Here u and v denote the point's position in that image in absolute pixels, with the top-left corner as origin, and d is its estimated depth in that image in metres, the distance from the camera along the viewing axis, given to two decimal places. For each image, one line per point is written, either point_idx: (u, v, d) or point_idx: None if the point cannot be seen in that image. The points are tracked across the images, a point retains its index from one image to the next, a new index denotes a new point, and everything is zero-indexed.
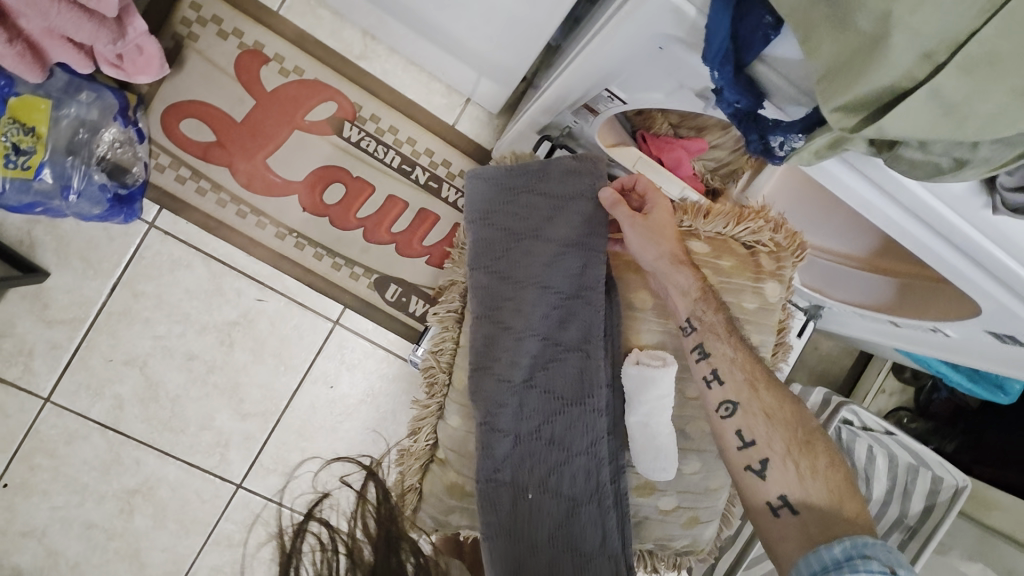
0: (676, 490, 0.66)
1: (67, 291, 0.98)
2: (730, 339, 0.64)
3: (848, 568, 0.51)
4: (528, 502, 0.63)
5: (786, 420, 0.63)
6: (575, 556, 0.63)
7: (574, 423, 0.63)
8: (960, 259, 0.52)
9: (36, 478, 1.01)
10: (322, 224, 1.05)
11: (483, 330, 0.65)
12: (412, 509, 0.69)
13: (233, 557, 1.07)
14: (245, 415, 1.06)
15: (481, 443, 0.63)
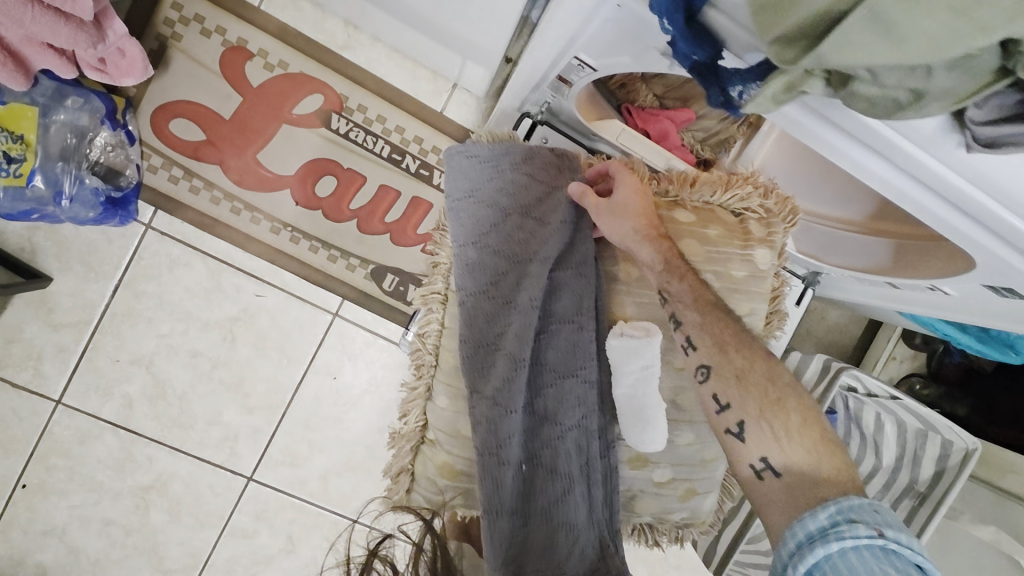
0: (670, 462, 0.65)
1: (70, 295, 1.00)
2: (696, 303, 0.60)
3: (834, 536, 0.46)
4: (521, 475, 0.61)
5: (760, 378, 0.56)
6: (567, 530, 0.60)
7: (566, 396, 0.62)
8: (939, 204, 0.49)
9: (53, 478, 1.03)
10: (315, 217, 1.05)
11: (480, 307, 0.61)
12: (406, 492, 0.66)
13: (249, 548, 1.10)
14: (252, 408, 1.07)
15: (487, 419, 0.58)
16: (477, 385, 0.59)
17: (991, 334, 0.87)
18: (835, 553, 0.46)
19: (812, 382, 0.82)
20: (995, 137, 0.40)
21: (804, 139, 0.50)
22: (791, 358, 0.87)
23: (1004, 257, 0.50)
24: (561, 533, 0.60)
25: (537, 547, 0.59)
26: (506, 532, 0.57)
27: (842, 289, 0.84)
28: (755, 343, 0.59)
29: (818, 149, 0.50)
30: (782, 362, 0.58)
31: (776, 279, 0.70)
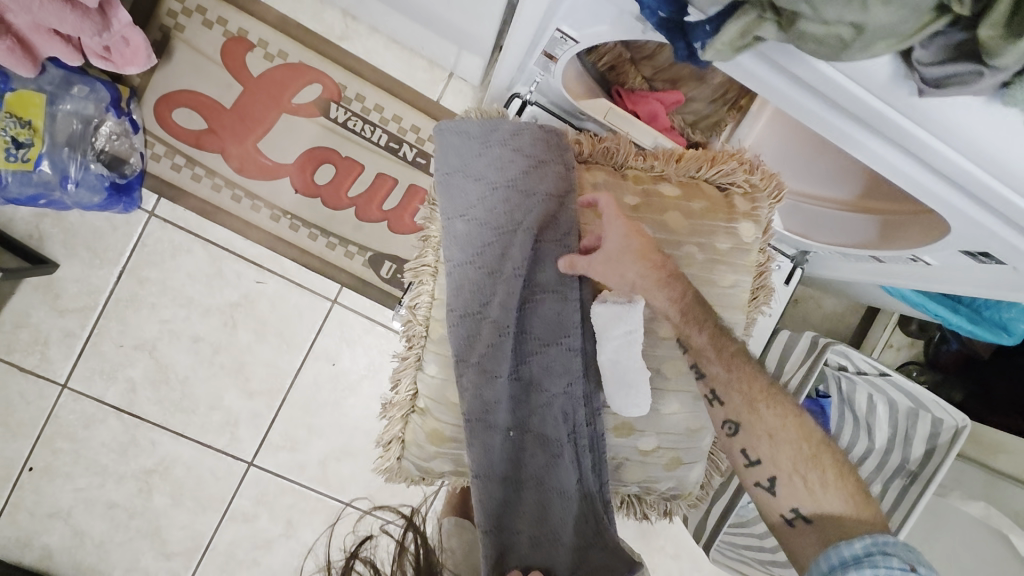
0: (656, 431, 0.66)
1: (76, 281, 1.03)
2: (724, 360, 0.61)
3: (867, 563, 0.52)
4: (509, 440, 0.63)
5: (792, 438, 0.59)
6: (559, 497, 0.64)
7: (551, 364, 0.62)
8: (895, 153, 0.49)
9: (59, 461, 1.06)
10: (314, 204, 1.07)
11: (465, 276, 0.61)
12: (398, 458, 0.68)
13: (249, 532, 1.11)
14: (252, 393, 1.09)
15: (473, 386, 0.60)
16: (462, 353, 0.60)
17: (983, 314, 0.87)
18: None
19: (799, 359, 0.81)
20: (943, 76, 0.41)
21: (765, 93, 0.51)
22: (781, 336, 0.86)
23: (958, 206, 0.51)
24: (550, 496, 0.64)
25: (528, 511, 0.64)
26: (495, 494, 0.62)
27: (831, 268, 0.84)
28: (785, 400, 0.61)
29: (777, 101, 0.51)
30: (811, 417, 0.61)
31: (761, 254, 0.70)
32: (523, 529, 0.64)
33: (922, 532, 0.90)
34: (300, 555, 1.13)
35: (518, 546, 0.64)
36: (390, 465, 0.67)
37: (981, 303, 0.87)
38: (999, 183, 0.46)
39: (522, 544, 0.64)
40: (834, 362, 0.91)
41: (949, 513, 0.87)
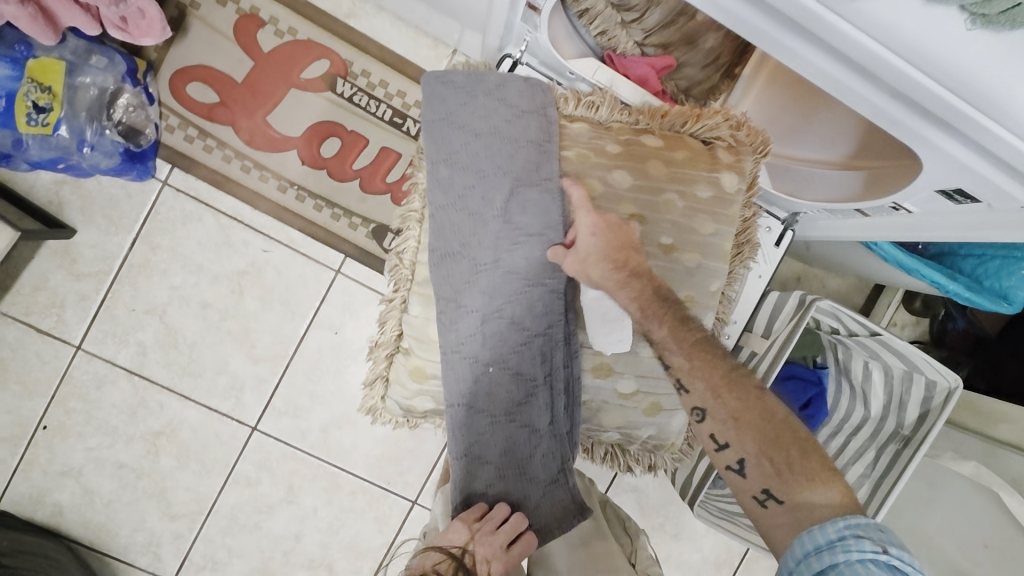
0: (635, 374, 0.68)
1: (92, 246, 1.07)
2: (685, 349, 0.60)
3: (841, 549, 0.49)
4: (488, 377, 0.66)
5: (757, 420, 0.57)
6: (528, 433, 0.68)
7: (535, 304, 0.65)
8: (850, 74, 0.47)
9: (72, 421, 1.10)
10: (320, 176, 1.11)
11: (449, 219, 0.65)
12: (383, 397, 0.73)
13: (252, 496, 1.14)
14: (257, 359, 1.12)
15: (448, 318, 0.64)
16: (442, 291, 0.64)
17: (983, 284, 0.88)
18: (842, 565, 0.48)
19: (787, 316, 0.83)
20: None
21: (717, 16, 0.49)
22: (769, 298, 0.87)
23: (915, 126, 0.49)
24: (518, 432, 0.68)
25: (496, 445, 0.68)
26: (466, 423, 0.67)
27: (820, 230, 0.85)
28: (749, 382, 0.59)
29: (729, 25, 0.49)
30: (774, 396, 0.59)
31: (746, 210, 0.74)
32: (491, 461, 0.69)
33: (919, 501, 0.89)
34: (300, 521, 1.15)
35: (485, 477, 0.69)
36: (376, 402, 0.72)
37: (981, 271, 0.88)
38: (954, 97, 0.43)
39: (488, 475, 0.69)
40: (826, 326, 0.92)
41: (946, 480, 0.86)
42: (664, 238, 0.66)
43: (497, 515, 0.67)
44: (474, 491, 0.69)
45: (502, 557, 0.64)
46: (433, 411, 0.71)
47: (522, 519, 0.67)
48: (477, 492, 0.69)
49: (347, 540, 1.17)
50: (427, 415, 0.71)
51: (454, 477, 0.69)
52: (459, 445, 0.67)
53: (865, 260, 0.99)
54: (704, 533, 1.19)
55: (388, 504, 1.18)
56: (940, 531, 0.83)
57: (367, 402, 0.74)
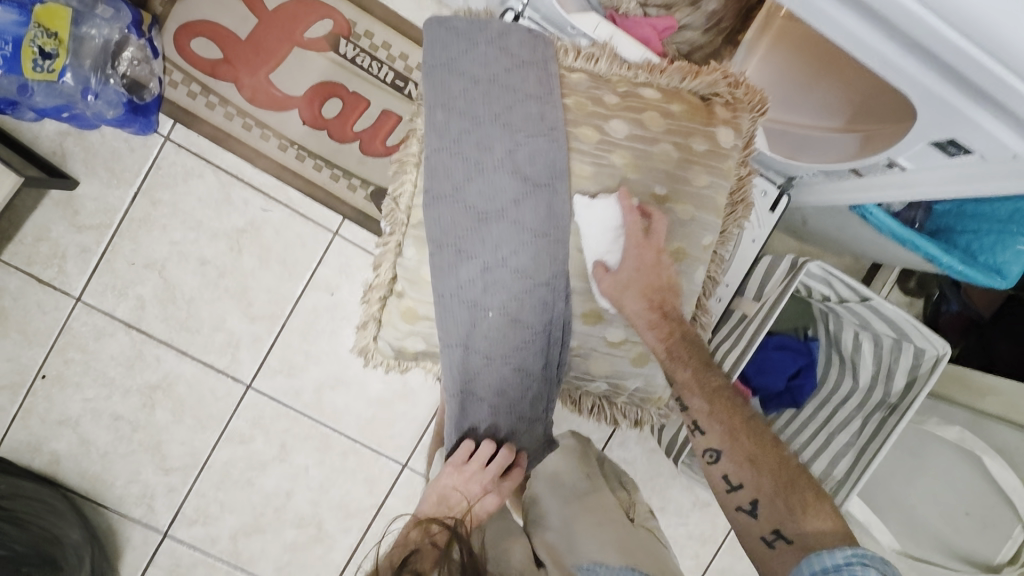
0: (624, 323, 0.69)
1: (93, 199, 1.08)
2: (705, 393, 0.65)
3: (847, 574, 0.50)
4: (487, 321, 0.67)
5: (773, 463, 0.60)
6: (523, 376, 0.70)
7: (540, 254, 0.65)
8: (852, 17, 0.48)
9: (70, 371, 1.10)
10: (321, 136, 1.11)
11: (443, 161, 0.65)
12: (374, 338, 0.73)
13: (245, 453, 1.15)
14: (254, 317, 1.13)
15: (445, 263, 0.65)
16: (437, 235, 0.65)
17: (978, 260, 0.88)
18: None
19: (780, 280, 0.84)
20: None
21: None
22: (763, 262, 0.89)
23: (914, 71, 0.49)
24: (512, 374, 0.70)
25: (489, 385, 0.70)
26: (461, 363, 0.68)
27: (816, 195, 0.85)
28: (765, 431, 0.63)
29: None
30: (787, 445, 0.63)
31: (744, 167, 0.74)
32: (484, 398, 0.71)
33: (903, 470, 0.94)
34: (292, 479, 1.17)
35: (477, 412, 0.72)
36: (368, 345, 0.73)
37: (976, 246, 0.88)
38: (952, 32, 0.43)
39: (481, 411, 0.72)
40: (818, 293, 0.92)
41: (931, 451, 0.91)
42: (657, 188, 0.67)
43: (483, 455, 0.71)
44: (466, 424, 0.73)
45: (493, 488, 0.71)
46: (425, 354, 0.71)
47: (507, 455, 0.72)
48: (471, 425, 0.73)
49: (337, 499, 1.18)
50: (419, 358, 0.72)
51: (449, 412, 0.72)
52: (454, 382, 0.69)
53: (860, 237, 0.98)
54: (690, 507, 1.20)
55: (379, 465, 1.19)
56: (923, 499, 0.90)
57: (358, 345, 0.74)
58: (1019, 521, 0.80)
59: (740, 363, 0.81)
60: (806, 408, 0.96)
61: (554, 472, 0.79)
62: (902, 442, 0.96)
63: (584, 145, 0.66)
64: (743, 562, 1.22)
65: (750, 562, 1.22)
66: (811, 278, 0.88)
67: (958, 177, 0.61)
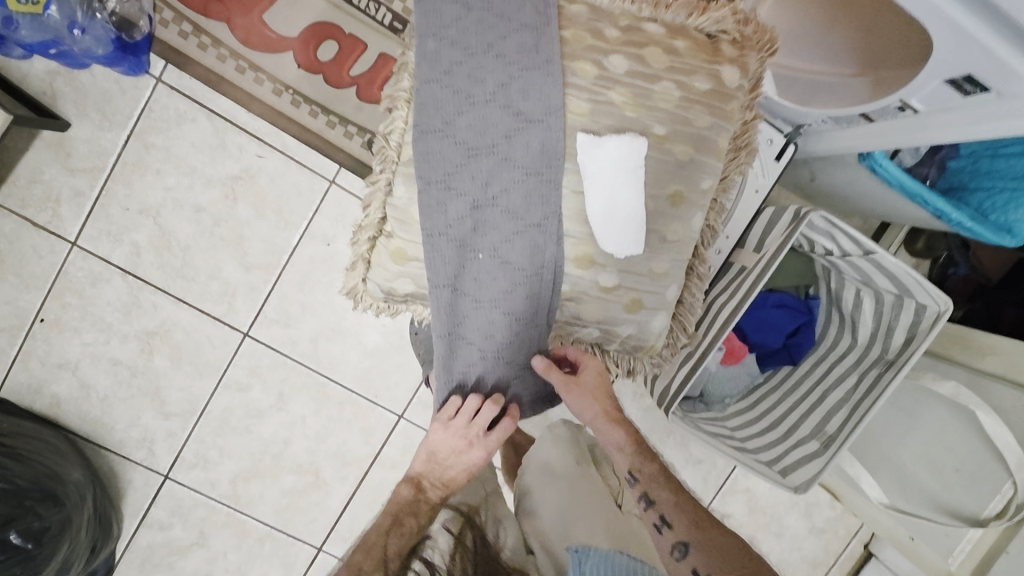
0: (618, 269, 0.68)
1: (86, 141, 1.06)
2: (666, 484, 0.72)
3: None
4: (477, 263, 0.67)
5: (742, 556, 0.65)
6: (510, 320, 0.70)
7: (532, 193, 0.64)
8: None
9: (67, 316, 1.10)
10: (316, 81, 1.08)
11: (434, 95, 0.63)
12: (364, 280, 0.72)
13: (243, 401, 1.17)
14: (250, 266, 1.13)
15: (434, 201, 0.64)
16: (425, 172, 0.63)
17: (987, 219, 0.86)
18: None
19: (782, 231, 0.82)
20: None
21: None
22: (766, 213, 0.87)
23: None
24: (500, 318, 0.70)
25: (478, 328, 0.70)
26: (450, 304, 0.68)
27: (825, 143, 0.84)
28: (725, 526, 0.69)
29: None
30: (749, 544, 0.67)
31: (750, 113, 0.71)
32: (472, 341, 0.71)
33: (896, 429, 0.95)
34: (290, 427, 1.18)
35: (466, 356, 0.72)
36: (357, 287, 0.72)
37: (987, 206, 0.85)
38: None
39: (470, 355, 0.72)
40: (821, 248, 0.91)
41: (924, 408, 0.92)
42: (657, 128, 0.65)
43: (468, 409, 0.71)
44: (454, 375, 0.73)
45: (480, 442, 0.73)
46: (415, 295, 0.71)
47: (492, 408, 0.72)
48: (459, 378, 0.73)
49: (334, 448, 1.20)
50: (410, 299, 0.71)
51: (438, 356, 0.71)
52: (442, 323, 0.69)
53: (866, 193, 0.96)
54: (682, 464, 1.21)
55: (375, 416, 1.21)
56: (913, 458, 0.92)
57: (347, 287, 0.73)
58: (1009, 476, 0.81)
59: (738, 312, 0.80)
60: (803, 365, 0.97)
61: (545, 462, 0.86)
62: (894, 401, 0.97)
63: (582, 81, 0.63)
64: (731, 520, 1.24)
65: (739, 519, 1.24)
66: (814, 230, 0.87)
67: (971, 117, 0.62)
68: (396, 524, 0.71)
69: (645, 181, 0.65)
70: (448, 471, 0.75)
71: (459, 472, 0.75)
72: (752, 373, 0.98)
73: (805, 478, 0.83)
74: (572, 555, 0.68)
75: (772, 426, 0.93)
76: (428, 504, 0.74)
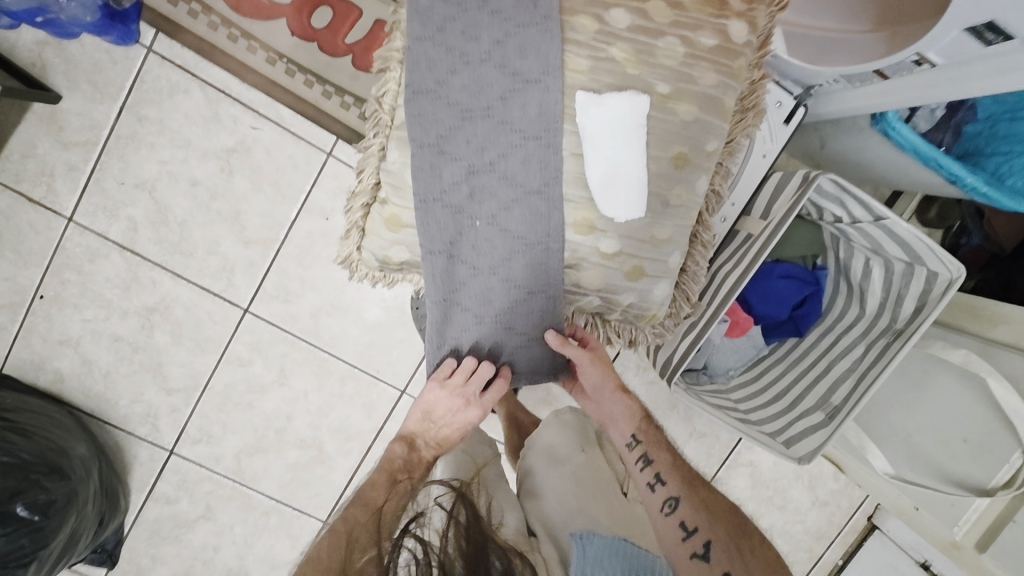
0: (619, 234, 0.66)
1: (78, 114, 1.04)
2: (662, 445, 0.74)
3: None
4: (473, 231, 0.66)
5: (727, 511, 0.68)
6: (509, 287, 0.69)
7: (530, 158, 0.62)
8: None
9: (67, 292, 1.09)
10: (311, 49, 1.05)
11: (427, 55, 0.61)
12: (358, 248, 0.72)
13: (245, 376, 1.16)
14: (248, 241, 1.11)
15: (428, 166, 0.63)
16: (418, 135, 0.61)
17: (1004, 183, 0.83)
18: None
19: (790, 196, 0.80)
20: None
21: None
22: (774, 178, 0.85)
23: None
24: (499, 285, 0.69)
25: (475, 295, 0.70)
26: (446, 271, 0.67)
27: (836, 104, 0.82)
28: (714, 487, 0.71)
29: None
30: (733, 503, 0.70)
31: (756, 71, 0.69)
32: (468, 308, 0.70)
33: (904, 399, 0.94)
34: (292, 402, 1.18)
35: (461, 322, 0.72)
36: (352, 254, 0.72)
37: (1005, 169, 0.82)
38: None
39: (465, 321, 0.71)
40: (829, 215, 0.89)
41: (933, 379, 0.90)
42: (660, 86, 0.62)
43: (464, 369, 0.72)
44: (447, 340, 0.73)
45: (476, 401, 0.73)
46: (411, 263, 0.70)
47: (488, 368, 0.73)
48: (452, 343, 0.73)
49: (336, 423, 1.20)
50: (405, 267, 0.71)
51: (432, 321, 0.71)
52: (437, 290, 0.68)
53: (879, 159, 0.92)
54: (686, 438, 1.21)
55: (377, 391, 1.21)
56: (920, 429, 0.91)
57: (343, 254, 0.73)
58: (1018, 446, 0.80)
59: (743, 281, 0.78)
60: (810, 336, 0.96)
61: (550, 445, 0.83)
62: (903, 371, 0.96)
63: (582, 37, 0.61)
64: (735, 493, 1.23)
65: (743, 492, 1.24)
66: (823, 196, 0.85)
67: (993, 68, 0.59)
68: (390, 480, 0.71)
69: (648, 143, 0.63)
70: (443, 430, 0.75)
71: (453, 430, 0.75)
72: (757, 346, 0.96)
73: (810, 449, 0.82)
74: (576, 540, 0.66)
75: (776, 397, 0.92)
76: (421, 460, 0.74)
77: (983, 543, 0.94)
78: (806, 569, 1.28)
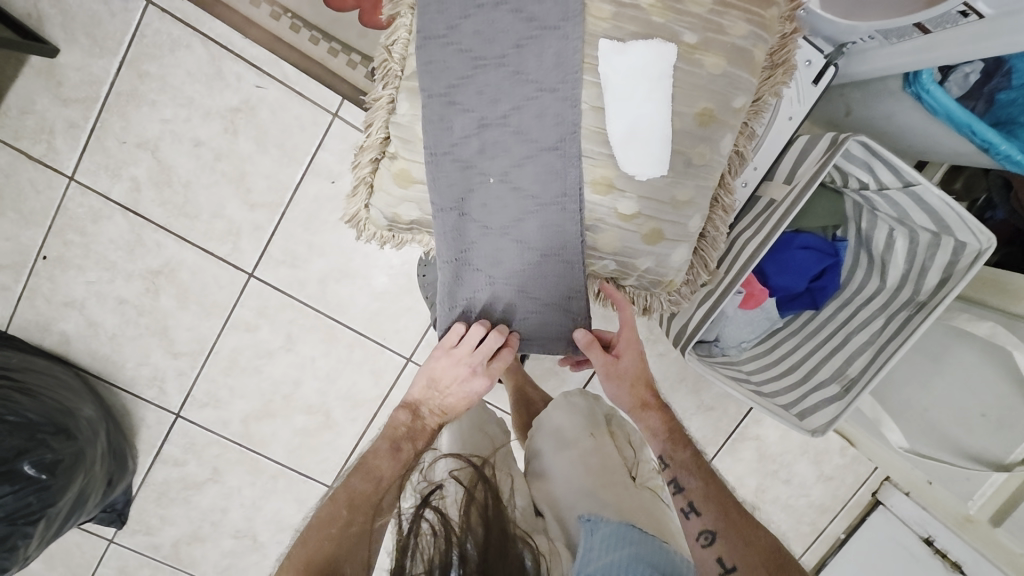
0: (639, 195, 0.63)
1: (77, 69, 1.01)
2: (697, 473, 0.78)
3: None
4: (484, 188, 0.63)
5: (765, 547, 0.71)
6: (519, 247, 0.67)
7: (546, 111, 0.60)
8: None
9: (70, 253, 1.07)
10: (316, 3, 1.01)
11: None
12: (365, 207, 0.71)
13: (251, 341, 1.15)
14: (253, 205, 1.09)
15: (437, 118, 0.61)
16: (427, 84, 0.60)
17: None
18: None
19: (818, 157, 0.77)
20: None
21: None
22: (799, 142, 0.84)
23: None
24: (511, 246, 0.67)
25: (486, 254, 0.68)
26: (456, 229, 0.66)
27: (871, 62, 0.79)
28: (751, 516, 0.74)
29: None
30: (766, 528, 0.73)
31: (788, 27, 0.66)
32: (480, 268, 0.69)
33: (922, 375, 0.93)
34: (299, 368, 1.18)
35: (473, 283, 0.71)
36: (359, 211, 0.71)
37: None
38: None
39: (477, 281, 0.70)
40: (855, 182, 0.86)
41: (952, 355, 0.89)
42: (687, 36, 0.59)
43: (472, 338, 0.71)
44: (458, 301, 0.72)
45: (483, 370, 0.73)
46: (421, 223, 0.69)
47: (496, 339, 0.71)
48: (464, 305, 0.72)
49: (344, 390, 1.20)
50: (414, 226, 0.69)
51: (442, 281, 0.71)
52: (448, 249, 0.67)
53: (909, 128, 0.88)
54: (693, 411, 1.20)
55: (384, 358, 1.20)
56: (936, 404, 0.90)
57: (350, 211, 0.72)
58: None
59: (763, 248, 0.76)
60: (826, 310, 0.94)
61: (557, 427, 0.82)
62: (922, 347, 0.95)
63: None
64: (740, 466, 1.23)
65: (749, 466, 1.23)
66: (850, 160, 0.82)
67: None
68: (392, 448, 0.70)
69: (673, 97, 0.60)
70: (448, 399, 0.74)
71: (456, 399, 0.74)
72: (773, 318, 0.94)
73: (824, 421, 0.82)
74: (584, 524, 0.63)
75: (791, 367, 0.91)
76: (425, 428, 0.73)
77: (998, 518, 0.95)
78: (809, 542, 1.28)
